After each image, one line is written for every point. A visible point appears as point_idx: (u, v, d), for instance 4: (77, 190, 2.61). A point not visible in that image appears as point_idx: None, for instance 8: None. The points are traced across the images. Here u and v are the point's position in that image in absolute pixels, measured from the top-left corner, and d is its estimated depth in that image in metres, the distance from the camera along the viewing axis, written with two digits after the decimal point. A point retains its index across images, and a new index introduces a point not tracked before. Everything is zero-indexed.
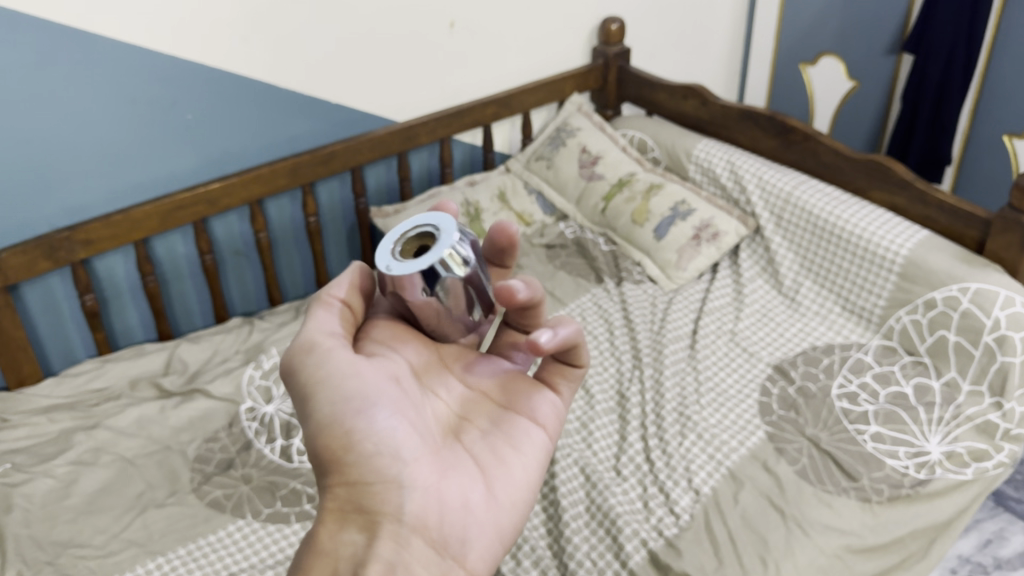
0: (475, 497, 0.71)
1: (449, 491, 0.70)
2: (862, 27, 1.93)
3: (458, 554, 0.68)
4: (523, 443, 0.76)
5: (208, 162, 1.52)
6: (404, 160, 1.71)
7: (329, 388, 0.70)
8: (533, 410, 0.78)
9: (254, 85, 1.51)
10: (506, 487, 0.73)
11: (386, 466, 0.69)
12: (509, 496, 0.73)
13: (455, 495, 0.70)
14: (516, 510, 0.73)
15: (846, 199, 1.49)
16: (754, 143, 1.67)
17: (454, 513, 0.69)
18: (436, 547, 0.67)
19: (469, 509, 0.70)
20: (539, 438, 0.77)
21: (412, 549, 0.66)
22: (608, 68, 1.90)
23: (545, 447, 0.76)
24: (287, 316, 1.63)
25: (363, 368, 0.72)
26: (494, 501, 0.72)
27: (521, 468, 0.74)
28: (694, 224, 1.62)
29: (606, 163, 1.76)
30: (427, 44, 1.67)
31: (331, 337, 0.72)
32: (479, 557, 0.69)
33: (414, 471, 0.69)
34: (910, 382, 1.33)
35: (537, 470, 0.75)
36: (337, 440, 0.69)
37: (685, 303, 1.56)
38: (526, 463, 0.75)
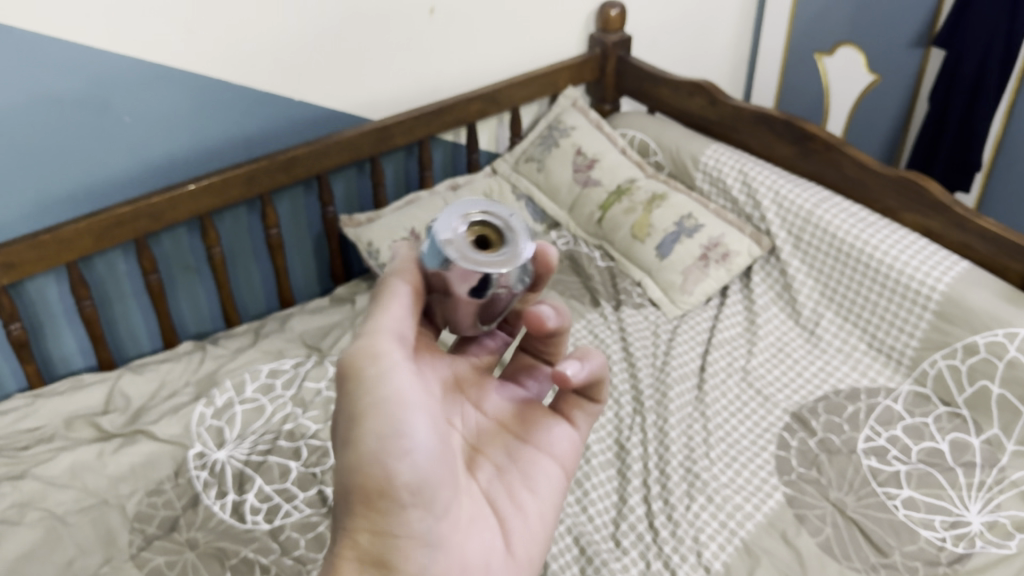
0: (493, 560, 0.64)
1: (473, 550, 0.63)
2: (885, 15, 1.74)
3: None
4: (542, 489, 0.70)
5: (152, 170, 1.33)
6: (377, 164, 1.53)
7: (394, 433, 0.58)
8: (548, 445, 0.73)
9: (204, 82, 1.32)
10: (526, 544, 0.67)
11: (418, 516, 0.59)
12: (526, 553, 0.67)
13: (477, 560, 0.63)
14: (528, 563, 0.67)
15: (876, 222, 1.32)
16: (767, 149, 1.49)
17: None
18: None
19: (488, 574, 0.63)
20: (554, 475, 0.72)
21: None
22: (606, 58, 1.71)
23: (560, 485, 0.71)
24: (245, 340, 1.46)
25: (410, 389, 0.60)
26: (509, 563, 0.65)
27: (533, 540, 0.68)
28: (702, 242, 1.45)
29: (603, 167, 1.59)
30: (404, 32, 1.48)
31: (397, 344, 0.60)
32: None
33: (445, 527, 0.61)
34: (946, 438, 1.18)
35: (553, 507, 0.70)
36: (367, 480, 0.58)
37: (691, 332, 1.39)
38: (540, 542, 0.68)
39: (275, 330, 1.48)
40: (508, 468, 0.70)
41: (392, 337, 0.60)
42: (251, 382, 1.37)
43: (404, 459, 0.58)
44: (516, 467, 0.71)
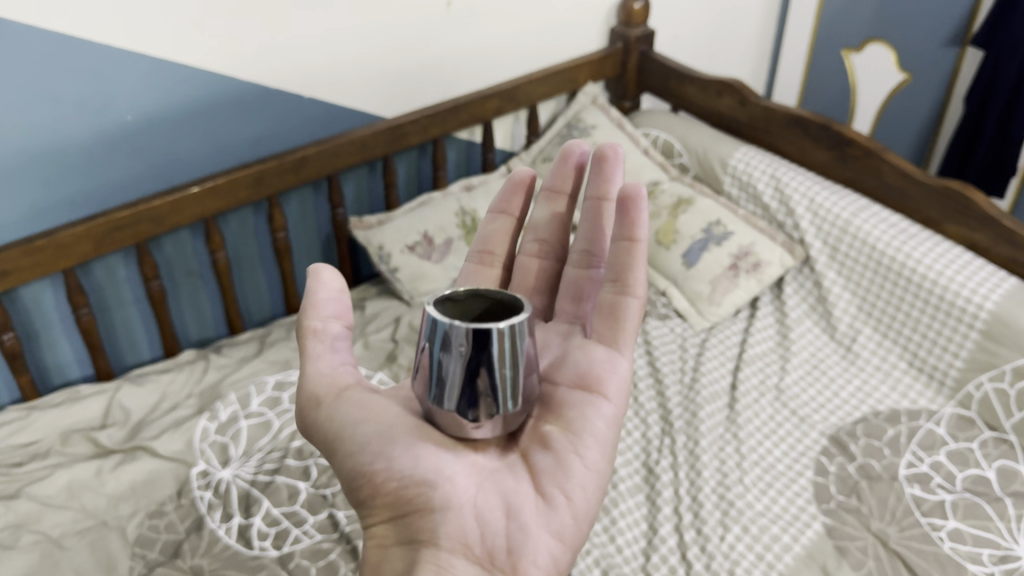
0: (521, 504, 0.64)
1: (495, 501, 0.64)
2: (920, 12, 1.66)
3: (507, 565, 0.62)
4: (588, 432, 0.70)
5: (154, 171, 1.26)
6: (390, 164, 1.46)
7: (360, 446, 0.63)
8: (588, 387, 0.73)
9: (209, 78, 1.24)
10: (562, 483, 0.66)
11: (416, 493, 0.61)
12: (564, 495, 0.66)
13: (503, 509, 0.63)
14: (574, 501, 0.66)
15: (917, 235, 1.25)
16: (801, 153, 1.42)
17: (498, 524, 0.63)
18: (481, 562, 0.61)
19: (519, 520, 0.63)
20: (602, 418, 0.71)
21: (458, 567, 0.60)
22: (628, 53, 1.63)
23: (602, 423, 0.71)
24: (250, 349, 1.39)
25: (371, 407, 0.65)
26: (544, 508, 0.65)
27: (577, 479, 0.67)
28: (732, 251, 1.38)
29: (625, 169, 1.52)
30: (419, 26, 1.41)
31: (329, 380, 0.66)
32: (535, 562, 0.62)
33: (453, 487, 0.62)
34: (992, 465, 1.11)
35: (597, 448, 0.69)
36: (365, 485, 0.63)
37: (720, 346, 1.33)
38: (586, 482, 0.67)
39: (282, 338, 1.41)
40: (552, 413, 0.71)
41: (320, 372, 0.67)
42: (257, 395, 1.30)
43: (387, 446, 0.63)
44: (562, 417, 0.70)
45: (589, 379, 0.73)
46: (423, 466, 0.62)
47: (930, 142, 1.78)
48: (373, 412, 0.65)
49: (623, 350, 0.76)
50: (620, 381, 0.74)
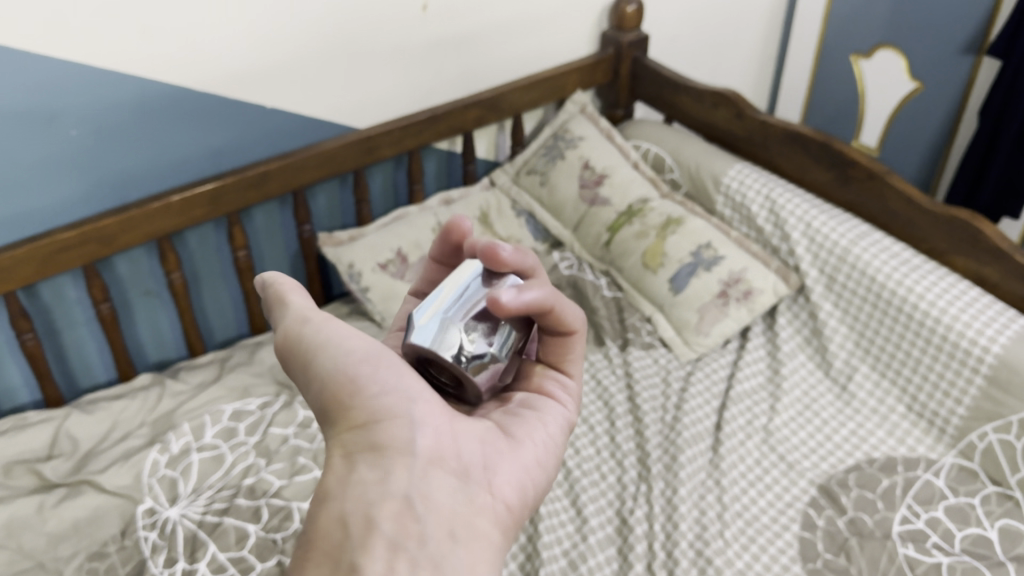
0: (490, 446, 0.67)
1: (468, 433, 0.66)
2: (933, 17, 1.54)
3: (481, 483, 0.63)
4: (543, 411, 0.74)
5: (105, 187, 1.18)
6: (360, 178, 1.37)
7: (332, 349, 0.65)
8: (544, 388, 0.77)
9: (161, 89, 1.16)
10: (527, 434, 0.70)
11: (393, 403, 0.63)
12: (530, 441, 0.70)
13: (472, 441, 0.65)
14: (536, 450, 0.69)
15: (921, 267, 1.16)
16: (800, 172, 1.32)
17: (474, 451, 0.65)
18: (456, 480, 0.62)
19: (491, 456, 0.66)
20: (556, 408, 0.75)
21: (432, 481, 0.60)
22: (620, 59, 1.54)
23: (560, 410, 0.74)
24: (209, 374, 1.32)
25: (346, 333, 0.67)
26: (512, 449, 0.68)
27: (536, 439, 0.70)
28: (722, 277, 1.28)
29: (613, 184, 1.44)
30: (392, 32, 1.32)
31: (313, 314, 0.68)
32: (504, 484, 0.65)
33: (426, 409, 0.64)
34: (995, 524, 1.02)
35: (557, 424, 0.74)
36: (344, 386, 0.64)
37: (705, 382, 1.24)
38: (545, 438, 0.71)
39: (243, 363, 1.34)
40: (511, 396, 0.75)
41: (298, 315, 0.68)
42: (212, 424, 1.23)
43: (369, 365, 0.64)
44: (513, 401, 0.74)
45: (539, 383, 0.77)
46: (400, 387, 0.64)
47: (942, 156, 1.64)
48: (353, 336, 0.67)
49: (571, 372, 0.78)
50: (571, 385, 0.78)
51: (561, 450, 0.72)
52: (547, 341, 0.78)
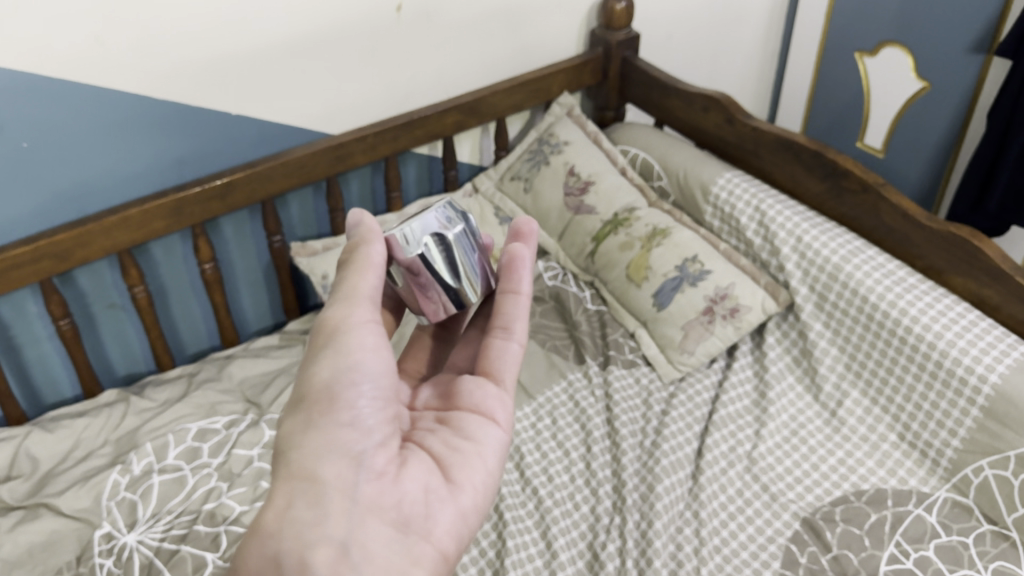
0: (432, 487, 0.65)
1: (408, 480, 0.65)
2: (943, 15, 1.46)
3: (420, 531, 0.63)
4: (482, 442, 0.70)
5: (62, 199, 1.14)
6: (333, 186, 1.32)
7: (347, 357, 0.65)
8: (488, 409, 0.73)
9: (118, 98, 1.11)
10: (467, 474, 0.67)
11: (355, 441, 0.63)
12: (470, 481, 0.67)
13: (413, 487, 0.65)
14: (475, 492, 0.67)
15: (916, 286, 1.09)
16: (793, 182, 1.25)
17: (414, 500, 0.64)
18: (395, 527, 0.62)
19: (428, 502, 0.64)
20: (494, 434, 0.72)
21: (368, 529, 0.60)
22: (609, 59, 1.47)
23: (499, 441, 0.71)
24: (176, 390, 1.28)
25: (370, 342, 0.66)
26: (454, 493, 0.66)
27: (477, 476, 0.68)
28: (708, 293, 1.21)
29: (599, 191, 1.38)
30: (364, 33, 1.26)
31: (369, 306, 0.67)
32: (444, 533, 0.64)
33: (376, 455, 0.64)
34: (988, 567, 0.95)
35: (495, 462, 0.70)
36: (317, 405, 0.64)
37: (687, 405, 1.17)
38: (484, 473, 0.69)
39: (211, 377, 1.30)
40: (449, 427, 0.72)
41: (362, 317, 0.66)
42: (176, 444, 1.19)
43: (352, 390, 0.64)
44: (452, 430, 0.71)
45: (478, 401, 0.73)
46: (366, 423, 0.64)
47: (948, 160, 1.55)
48: (381, 360, 0.66)
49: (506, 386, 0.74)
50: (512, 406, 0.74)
51: (497, 485, 0.70)
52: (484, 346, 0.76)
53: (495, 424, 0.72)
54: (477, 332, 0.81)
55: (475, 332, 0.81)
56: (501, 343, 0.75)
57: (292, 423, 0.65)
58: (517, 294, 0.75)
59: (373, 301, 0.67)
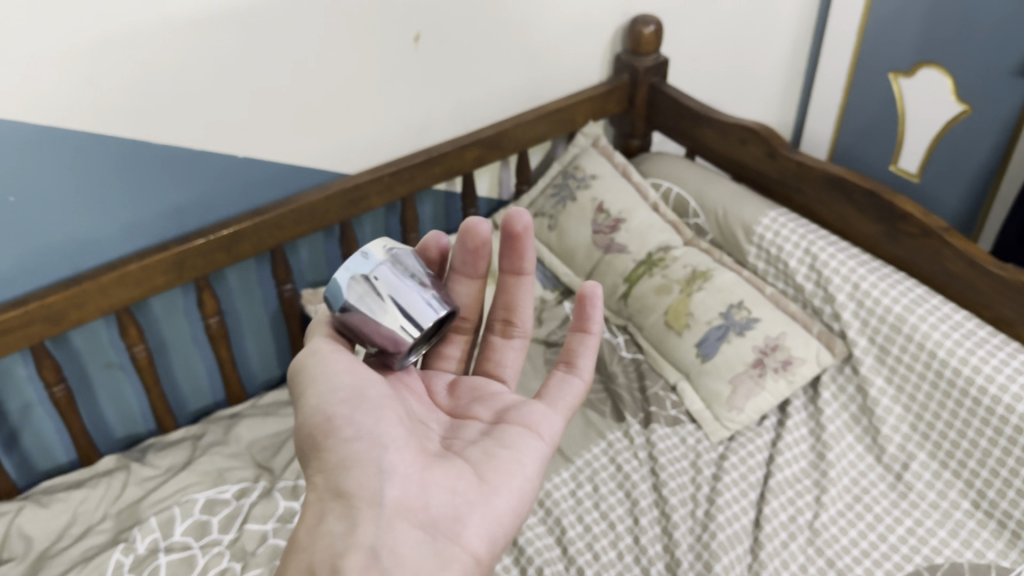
0: (461, 490, 0.68)
1: (436, 483, 0.67)
2: (989, 35, 1.37)
3: (449, 532, 0.65)
4: (521, 450, 0.72)
5: (54, 255, 1.03)
6: (347, 230, 1.22)
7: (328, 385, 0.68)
8: (524, 419, 0.75)
9: (114, 145, 1.01)
10: (499, 476, 0.69)
11: (367, 450, 0.66)
12: (503, 482, 0.69)
13: (441, 492, 0.67)
14: (511, 496, 0.69)
15: (988, 340, 1.01)
16: (842, 222, 1.16)
17: (443, 501, 0.66)
18: (424, 529, 0.65)
19: (458, 503, 0.67)
20: (537, 444, 0.73)
21: (398, 532, 0.63)
22: (636, 86, 1.38)
23: (538, 448, 0.72)
24: (180, 455, 1.18)
25: (349, 368, 0.69)
26: (486, 492, 0.68)
27: (514, 481, 0.70)
28: (758, 343, 1.13)
29: (630, 229, 1.28)
30: (380, 66, 1.16)
31: (332, 344, 0.70)
32: (474, 534, 0.66)
33: (399, 458, 0.67)
34: None
35: (535, 469, 0.71)
36: (320, 428, 0.67)
37: (740, 469, 1.08)
38: (522, 475, 0.70)
39: (218, 439, 1.20)
40: (488, 436, 0.74)
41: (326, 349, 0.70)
42: (183, 517, 1.08)
43: (349, 408, 0.67)
44: (489, 437, 0.73)
45: (524, 416, 0.75)
46: (375, 433, 0.67)
47: (992, 185, 1.48)
48: (363, 378, 0.69)
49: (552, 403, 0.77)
50: (556, 422, 0.76)
51: (537, 489, 0.71)
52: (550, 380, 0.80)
53: (538, 436, 0.74)
54: (503, 337, 0.84)
55: (502, 336, 0.84)
56: (566, 379, 0.80)
57: (304, 450, 0.68)
58: (586, 335, 0.79)
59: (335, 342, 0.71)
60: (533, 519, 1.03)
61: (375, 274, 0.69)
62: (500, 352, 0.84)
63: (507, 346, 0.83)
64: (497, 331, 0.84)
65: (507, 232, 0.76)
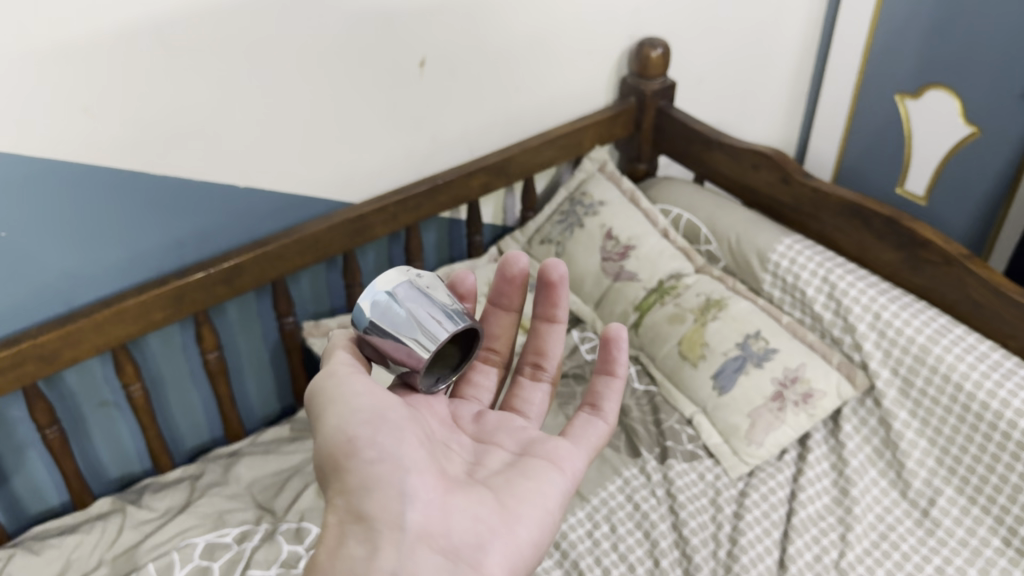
0: (483, 519, 0.65)
1: (458, 510, 0.64)
2: (999, 57, 1.33)
3: (471, 562, 0.62)
4: (544, 482, 0.69)
5: (47, 292, 0.99)
6: (350, 260, 1.18)
7: (347, 406, 0.62)
8: (549, 452, 0.72)
9: (110, 177, 0.97)
10: (523, 506, 0.66)
11: (389, 473, 0.62)
12: (527, 513, 0.66)
13: (463, 519, 0.64)
14: (534, 527, 0.66)
15: (1015, 370, 0.98)
16: (860, 249, 1.13)
17: (464, 529, 0.63)
18: (446, 557, 0.62)
19: (480, 534, 0.64)
20: (559, 478, 0.70)
21: (419, 558, 0.61)
22: (643, 110, 1.35)
23: (561, 483, 0.70)
24: (178, 496, 1.13)
25: (369, 388, 0.64)
26: (508, 522, 0.65)
27: (536, 512, 0.67)
28: (776, 375, 1.10)
29: (640, 256, 1.26)
30: (385, 92, 1.13)
31: (350, 365, 0.65)
32: (496, 565, 0.63)
33: (421, 481, 0.63)
34: None
35: (558, 502, 0.69)
36: (340, 449, 0.62)
37: (762, 507, 1.05)
38: (544, 508, 0.67)
39: (218, 479, 1.16)
40: (511, 465, 0.71)
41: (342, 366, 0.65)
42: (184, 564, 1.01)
43: (371, 429, 0.62)
44: (512, 467, 0.70)
45: (549, 449, 0.72)
46: (397, 455, 0.63)
47: (998, 222, 1.46)
48: (381, 398, 0.64)
49: (574, 439, 0.74)
50: (580, 460, 0.73)
51: (558, 523, 0.68)
52: (574, 422, 0.77)
53: (560, 469, 0.70)
54: (531, 380, 0.80)
55: (530, 379, 0.80)
56: (591, 421, 0.76)
57: (321, 471, 0.64)
58: (613, 377, 0.77)
59: (354, 364, 0.65)
60: (550, 562, 0.99)
61: (394, 291, 0.66)
62: (525, 392, 0.80)
63: (534, 387, 0.80)
64: (525, 374, 0.81)
65: (542, 276, 0.75)
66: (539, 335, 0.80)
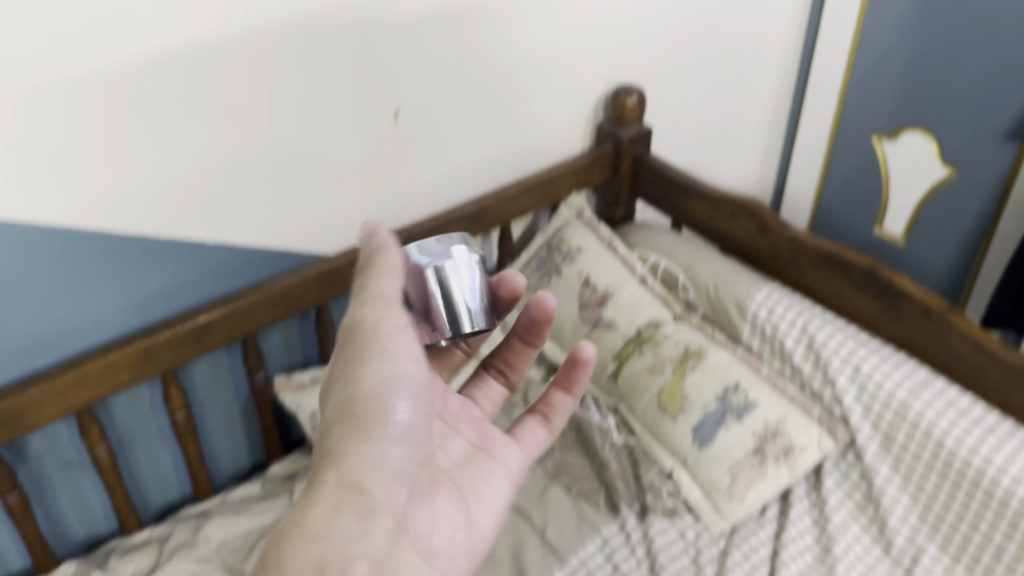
0: (440, 518, 0.67)
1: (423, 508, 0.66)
2: (976, 99, 1.33)
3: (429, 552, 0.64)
4: (493, 483, 0.73)
5: (8, 355, 0.96)
6: (323, 313, 1.16)
7: (385, 359, 0.58)
8: (496, 452, 0.76)
9: (74, 239, 0.94)
10: (474, 508, 0.70)
11: (398, 455, 0.56)
12: (477, 516, 0.70)
13: (426, 515, 0.66)
14: (481, 525, 0.70)
15: (995, 429, 0.97)
16: (838, 299, 1.12)
17: (427, 521, 0.66)
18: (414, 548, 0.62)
19: (438, 528, 0.66)
20: (504, 480, 0.75)
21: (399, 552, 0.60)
22: (620, 155, 1.34)
23: (507, 489, 0.74)
24: (144, 559, 1.09)
25: (408, 350, 0.59)
26: (458, 520, 0.68)
27: (484, 510, 0.71)
28: (757, 429, 1.08)
29: (618, 304, 1.24)
30: (358, 144, 1.12)
31: (397, 311, 0.60)
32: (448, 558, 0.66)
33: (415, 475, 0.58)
34: None
35: (501, 501, 0.73)
36: (360, 409, 0.56)
37: (744, 566, 1.03)
38: (489, 508, 0.72)
39: (186, 540, 1.12)
40: (463, 460, 0.74)
41: (395, 323, 0.59)
42: None
43: (399, 395, 0.57)
44: (465, 462, 0.74)
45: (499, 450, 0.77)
46: (411, 435, 0.58)
47: (976, 261, 1.43)
48: (416, 364, 0.59)
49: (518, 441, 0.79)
50: (521, 460, 0.78)
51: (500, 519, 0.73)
52: (524, 423, 0.81)
53: (505, 470, 0.76)
54: (493, 380, 0.86)
55: (491, 378, 0.86)
56: (540, 426, 0.81)
57: (331, 423, 0.56)
58: (568, 395, 0.81)
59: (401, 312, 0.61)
60: None
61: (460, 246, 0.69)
62: (484, 386, 0.86)
63: (491, 386, 0.86)
64: (490, 372, 0.86)
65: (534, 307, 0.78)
66: (514, 349, 0.84)
